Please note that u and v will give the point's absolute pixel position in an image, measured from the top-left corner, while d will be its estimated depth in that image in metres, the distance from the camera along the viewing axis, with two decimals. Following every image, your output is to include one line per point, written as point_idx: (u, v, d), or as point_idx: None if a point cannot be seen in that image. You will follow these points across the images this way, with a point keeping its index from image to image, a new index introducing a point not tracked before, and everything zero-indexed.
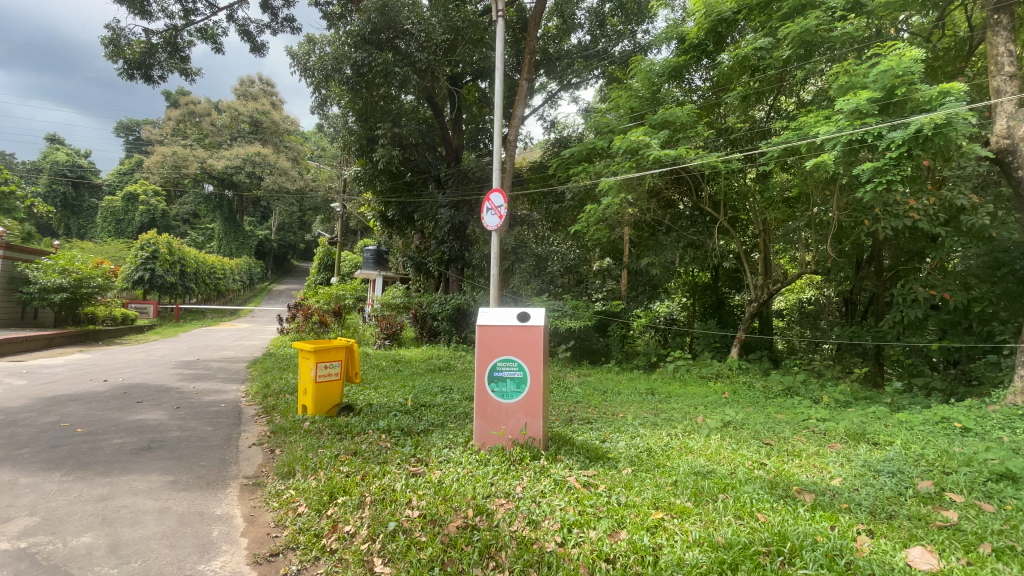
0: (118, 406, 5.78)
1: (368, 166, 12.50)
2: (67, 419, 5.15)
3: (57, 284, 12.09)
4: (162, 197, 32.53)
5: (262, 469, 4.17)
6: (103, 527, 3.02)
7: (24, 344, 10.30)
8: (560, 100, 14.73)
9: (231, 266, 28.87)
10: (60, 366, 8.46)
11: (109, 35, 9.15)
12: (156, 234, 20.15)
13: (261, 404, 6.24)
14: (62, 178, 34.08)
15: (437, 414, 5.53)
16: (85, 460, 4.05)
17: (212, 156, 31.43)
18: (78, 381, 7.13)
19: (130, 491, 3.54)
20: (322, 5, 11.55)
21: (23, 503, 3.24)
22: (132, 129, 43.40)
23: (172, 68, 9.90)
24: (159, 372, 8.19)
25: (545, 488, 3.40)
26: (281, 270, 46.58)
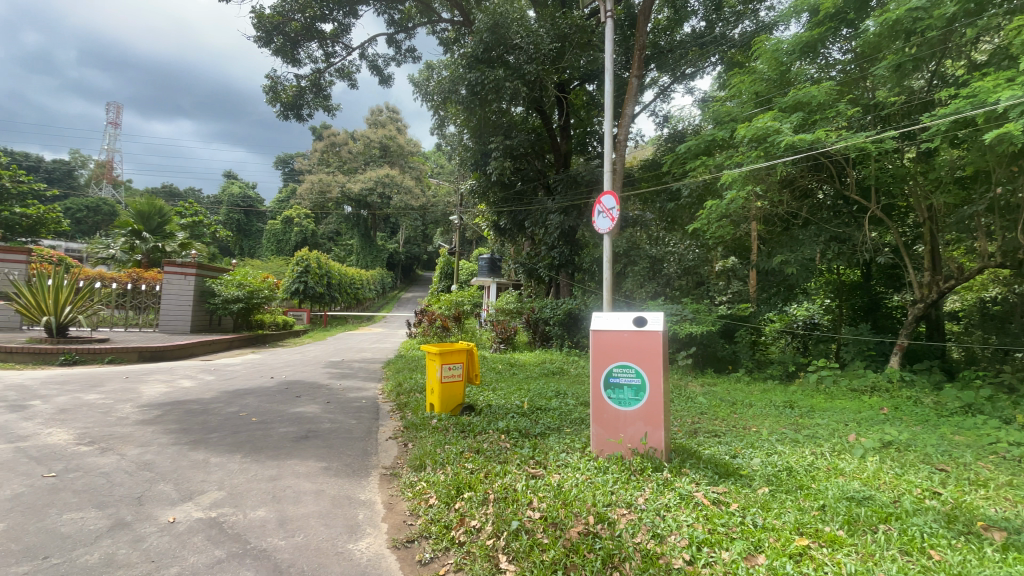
0: (282, 400, 6.74)
1: (482, 179, 13.11)
2: (245, 409, 6.13)
3: (235, 296, 14.49)
4: (311, 219, 37.45)
5: (397, 461, 4.57)
6: (273, 503, 3.53)
7: (213, 346, 12.50)
8: (673, 93, 14.10)
9: (367, 278, 32.18)
10: (239, 364, 10.11)
11: (270, 84, 10.74)
12: (308, 251, 23.25)
13: (395, 402, 6.83)
14: (237, 208, 41.05)
15: (553, 418, 5.57)
16: (259, 446, 4.78)
17: (349, 180, 35.40)
18: (252, 377, 8.46)
19: (293, 473, 4.11)
20: (438, 33, 12.46)
21: (214, 479, 3.91)
22: (288, 163, 50.75)
23: (317, 106, 11.33)
24: (313, 371, 9.40)
25: (669, 501, 3.23)
26: (407, 279, 50.73)
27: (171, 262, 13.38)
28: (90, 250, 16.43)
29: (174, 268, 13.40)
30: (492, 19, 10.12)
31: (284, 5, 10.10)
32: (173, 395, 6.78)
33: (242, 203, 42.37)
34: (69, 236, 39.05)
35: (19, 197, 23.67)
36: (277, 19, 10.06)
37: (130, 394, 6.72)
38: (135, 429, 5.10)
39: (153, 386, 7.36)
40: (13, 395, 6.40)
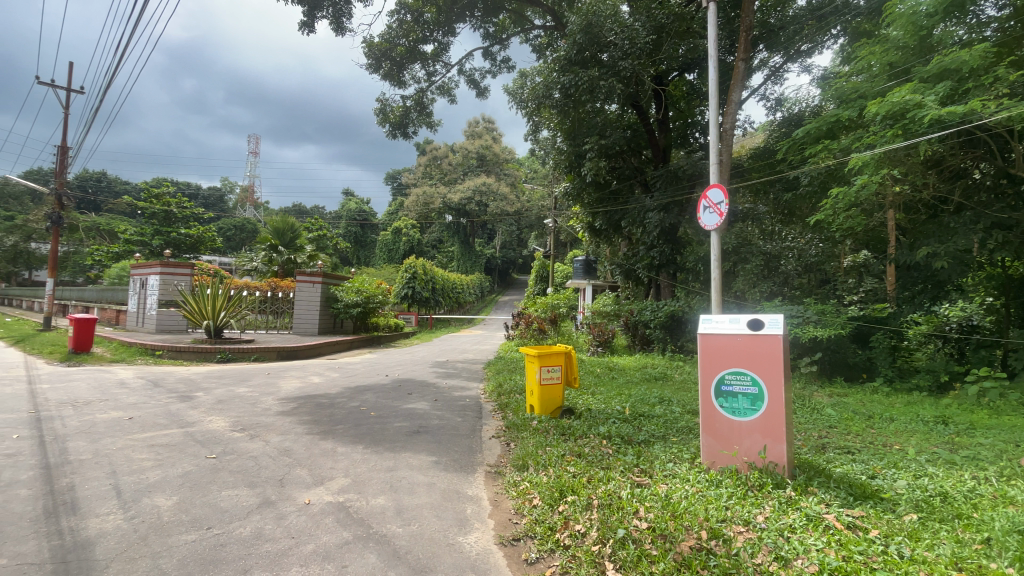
0: (396, 396, 7.27)
1: (577, 181, 13.02)
2: (364, 404, 6.72)
3: (354, 301, 15.95)
4: (416, 228, 40.02)
5: (501, 460, 4.71)
6: (391, 493, 3.82)
7: (336, 346, 13.86)
8: (785, 73, 12.93)
9: (467, 282, 33.60)
10: (358, 363, 11.08)
11: (380, 106, 11.66)
12: (414, 259, 24.89)
13: (497, 402, 7.02)
14: (353, 222, 45.18)
15: (658, 426, 5.35)
16: (377, 438, 5.20)
17: (450, 191, 37.29)
18: (369, 375, 9.23)
19: (407, 466, 4.41)
20: (531, 40, 12.67)
21: (341, 467, 4.34)
22: (395, 178, 54.81)
23: (421, 123, 12.07)
24: (421, 370, 10.02)
25: (794, 522, 2.94)
26: (504, 283, 52.07)
27: (302, 272, 15.06)
28: (239, 263, 19.10)
29: (304, 277, 15.10)
30: (585, 19, 9.99)
31: (390, 32, 10.92)
32: (305, 390, 7.62)
33: (357, 217, 46.51)
34: (222, 252, 45.83)
35: (185, 221, 28.28)
36: (385, 45, 10.92)
37: (272, 388, 7.69)
38: (276, 419, 5.82)
39: (289, 382, 8.35)
40: (184, 387, 7.63)
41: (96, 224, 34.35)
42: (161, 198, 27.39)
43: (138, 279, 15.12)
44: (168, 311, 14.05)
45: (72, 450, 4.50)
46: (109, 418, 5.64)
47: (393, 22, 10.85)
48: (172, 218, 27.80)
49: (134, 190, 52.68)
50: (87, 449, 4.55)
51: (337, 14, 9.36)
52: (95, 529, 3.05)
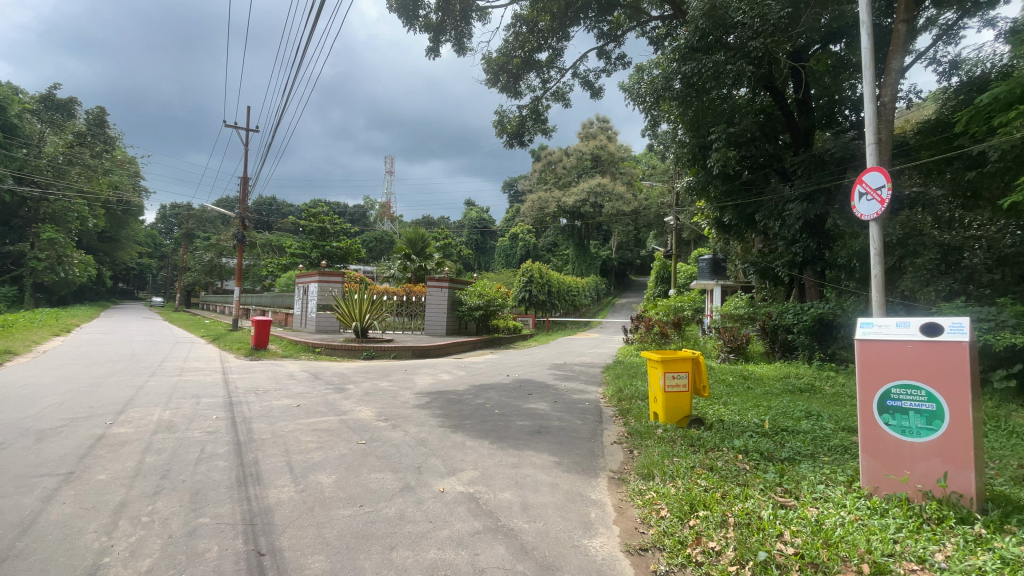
0: (517, 396, 7.51)
1: (702, 174, 12.02)
2: (488, 402, 7.05)
3: (476, 304, 16.82)
4: (533, 233, 40.99)
5: (624, 466, 4.61)
6: (517, 489, 3.96)
7: (462, 347, 14.74)
8: (962, 30, 10.77)
9: (583, 285, 33.49)
10: (482, 363, 11.67)
11: (499, 118, 12.12)
12: (531, 263, 25.45)
13: (618, 407, 6.88)
14: (474, 229, 47.75)
15: (804, 443, 4.78)
16: (502, 435, 5.43)
17: (564, 195, 37.24)
18: (492, 375, 9.66)
19: (531, 464, 4.53)
20: (648, 32, 12.21)
21: (470, 459, 4.61)
22: (512, 185, 56.70)
23: (537, 130, 12.32)
24: (540, 371, 10.21)
25: (986, 564, 2.43)
26: (621, 285, 50.85)
27: (432, 277, 16.31)
28: (379, 271, 21.32)
29: (434, 282, 16.32)
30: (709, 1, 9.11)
31: (507, 46, 11.34)
32: (436, 386, 8.23)
33: (477, 225, 49.02)
34: (364, 262, 51.60)
35: (336, 235, 32.43)
36: (502, 59, 11.37)
37: (407, 383, 8.45)
38: (413, 412, 6.38)
39: (422, 378, 9.10)
40: (338, 380, 8.73)
41: (269, 241, 40.95)
42: (316, 216, 31.74)
43: (301, 287, 17.68)
44: (323, 314, 16.20)
45: (255, 430, 5.40)
46: (282, 405, 6.68)
47: (510, 36, 11.26)
48: (326, 233, 32.08)
49: (297, 211, 61.78)
50: (266, 430, 5.44)
51: (458, 36, 10.00)
52: (274, 498, 3.62)
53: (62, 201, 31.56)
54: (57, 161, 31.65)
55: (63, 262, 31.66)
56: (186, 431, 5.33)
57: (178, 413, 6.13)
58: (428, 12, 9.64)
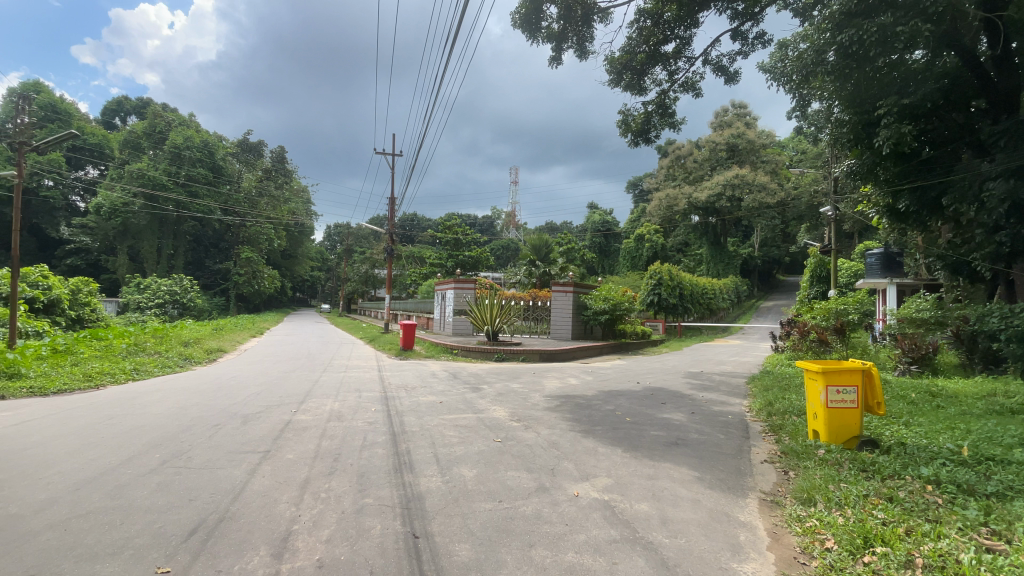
0: (650, 405, 7.22)
1: (867, 155, 9.52)
2: (620, 409, 6.89)
3: (602, 308, 16.55)
4: (661, 233, 39.24)
5: (778, 488, 4.16)
6: (654, 501, 3.81)
7: (590, 352, 14.64)
8: None
9: (720, 287, 31.02)
10: (611, 368, 11.47)
11: (621, 116, 10.71)
12: (660, 264, 24.23)
13: (768, 422, 6.22)
14: (599, 232, 47.28)
15: (1022, 476, 3.82)
16: (636, 444, 5.27)
17: (695, 190, 34.62)
18: (622, 381, 9.42)
19: (669, 477, 4.33)
20: (793, 3, 10.91)
21: (603, 466, 4.56)
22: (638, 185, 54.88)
23: (664, 126, 10.70)
24: (675, 379, 9.68)
25: None
26: (764, 286, 46.04)
27: (557, 282, 16.49)
28: (506, 277, 22.19)
29: (558, 287, 16.50)
30: None
31: (631, 43, 11.06)
32: (565, 390, 8.31)
33: (602, 228, 48.38)
34: (493, 269, 54.29)
35: (468, 245, 34.65)
36: (626, 57, 11.11)
37: (537, 386, 8.65)
38: (544, 414, 6.52)
39: (551, 381, 9.25)
40: (473, 380, 9.28)
41: (411, 252, 45.27)
42: (451, 228, 34.20)
43: (439, 294, 19.18)
44: (459, 318, 17.36)
45: (406, 423, 6.00)
46: (427, 401, 7.32)
47: (633, 32, 10.96)
48: (459, 244, 34.53)
49: (433, 224, 67.35)
50: (415, 423, 6.00)
51: (581, 41, 10.04)
52: (424, 486, 3.99)
53: (256, 226, 38.56)
54: (251, 194, 38.82)
55: (257, 276, 38.61)
56: (351, 420, 6.13)
57: (344, 404, 7.08)
58: (550, 22, 9.83)
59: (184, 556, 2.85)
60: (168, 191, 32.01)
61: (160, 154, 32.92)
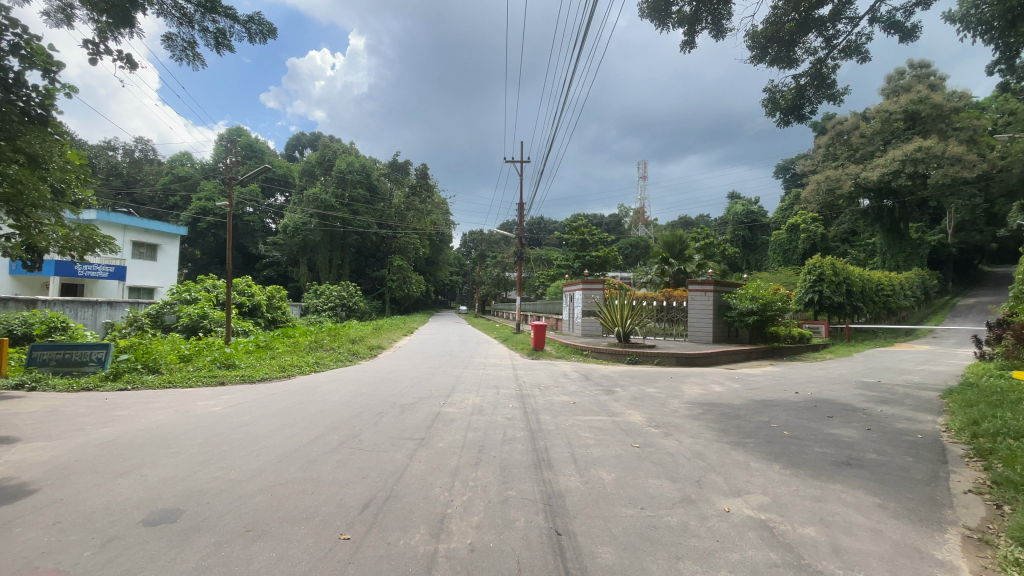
0: (813, 418, 6.37)
1: None
2: (775, 421, 6.20)
3: (749, 309, 14.97)
4: (818, 221, 34.49)
5: (991, 526, 3.38)
6: (822, 526, 3.36)
7: (735, 357, 13.45)
8: None
9: (900, 282, 26.16)
10: (760, 375, 10.41)
11: (767, 94, 9.62)
12: (820, 258, 21.20)
13: (974, 446, 5.07)
14: (742, 225, 43.24)
15: None
16: (796, 461, 4.71)
17: (865, 168, 29.23)
18: (776, 390, 8.46)
19: (840, 500, 3.78)
20: None
21: (757, 482, 4.16)
22: (788, 169, 48.87)
23: (822, 99, 9.34)
24: (843, 391, 8.40)
25: None
26: (960, 280, 37.84)
27: (694, 281, 15.49)
28: (637, 277, 21.43)
29: (697, 286, 15.47)
30: None
31: (777, 12, 9.63)
32: (708, 397, 7.76)
33: (745, 219, 44.10)
34: (623, 268, 53.03)
35: (596, 245, 34.25)
36: (771, 29, 9.69)
37: (676, 392, 8.20)
38: (686, 422, 6.17)
39: (691, 387, 8.70)
40: (607, 383, 9.13)
41: (540, 256, 46.28)
42: (578, 229, 34.12)
43: (568, 295, 19.27)
44: (590, 319, 17.27)
45: (543, 421, 6.15)
46: (561, 401, 7.41)
47: (779, 1, 9.55)
48: (587, 244, 34.32)
49: (561, 226, 68.05)
50: (552, 422, 6.12)
51: (716, 20, 9.31)
52: (564, 485, 4.05)
53: (405, 237, 42.84)
54: (400, 209, 43.32)
55: (406, 281, 43.01)
56: (492, 415, 6.48)
57: (485, 400, 7.51)
58: (681, 5, 9.28)
59: (361, 526, 3.29)
60: (336, 211, 37.31)
61: (329, 180, 38.47)
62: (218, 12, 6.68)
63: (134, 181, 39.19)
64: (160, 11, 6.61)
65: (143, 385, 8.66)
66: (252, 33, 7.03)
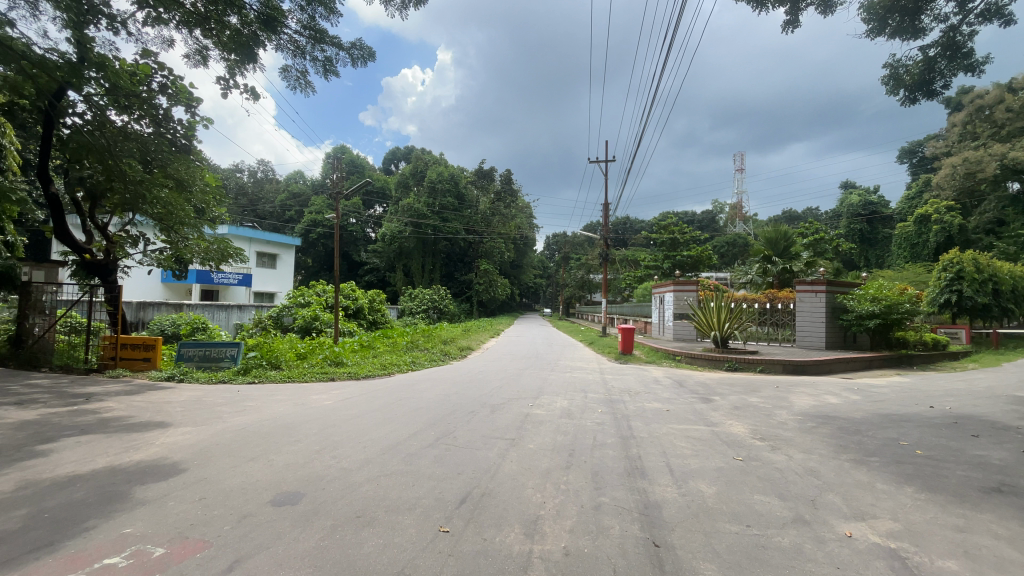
0: (954, 437, 5.52)
1: None
2: (904, 439, 5.47)
3: (870, 312, 13.24)
4: (955, 210, 29.97)
5: None
6: (969, 561, 2.90)
7: (852, 365, 12.07)
8: None
9: None
10: (884, 386, 9.25)
11: (887, 70, 8.51)
12: (959, 252, 18.39)
13: None
14: (858, 218, 38.81)
15: None
16: (933, 484, 4.11)
17: (1012, 147, 22.81)
18: (905, 404, 7.45)
19: (992, 533, 3.24)
20: None
21: (884, 506, 3.69)
22: (914, 152, 43.01)
23: (957, 70, 8.09)
24: (993, 406, 7.18)
25: None
26: None
27: (802, 281, 14.22)
28: (735, 277, 20.09)
29: (805, 286, 14.16)
30: None
31: None
32: (821, 409, 7.04)
33: (861, 211, 39.54)
34: (718, 268, 49.96)
35: (687, 244, 32.67)
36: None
37: (783, 402, 7.54)
38: (796, 435, 5.65)
39: (800, 397, 7.95)
40: (704, 390, 8.64)
41: (626, 256, 45.13)
42: (667, 228, 32.73)
43: (658, 297, 18.58)
44: (683, 323, 16.50)
45: (635, 428, 5.97)
46: (654, 408, 7.15)
47: None
48: (677, 243, 32.82)
49: (648, 225, 65.84)
50: (644, 429, 5.93)
51: None
52: (660, 495, 3.90)
53: (490, 242, 44.36)
54: (486, 214, 44.59)
55: (493, 284, 44.14)
56: (581, 420, 6.42)
57: (574, 403, 7.47)
58: None
59: (459, 521, 3.42)
60: (427, 219, 39.30)
61: (421, 190, 40.66)
62: (326, 41, 7.36)
63: (257, 199, 44.36)
64: (278, 46, 7.42)
65: (268, 379, 9.76)
66: (354, 58, 7.64)
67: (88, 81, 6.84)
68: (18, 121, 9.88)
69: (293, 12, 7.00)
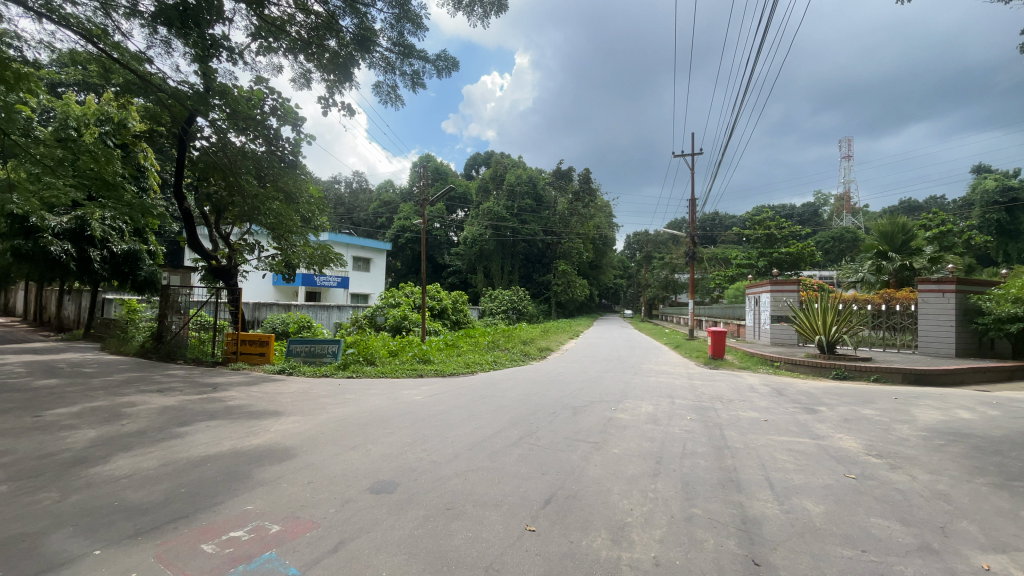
0: None
1: None
2: None
3: (1012, 314, 11.26)
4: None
5: None
6: None
7: (990, 375, 10.45)
8: None
9: None
10: None
11: None
12: None
13: None
14: (996, 205, 33.51)
15: None
16: None
17: None
18: None
19: None
20: None
21: None
22: None
23: None
24: None
25: None
26: None
27: (925, 281, 12.54)
28: (842, 275, 18.19)
29: (929, 286, 12.47)
30: None
31: None
32: (951, 425, 6.17)
33: (1000, 199, 34.17)
34: (821, 265, 45.54)
35: (785, 241, 30.22)
36: None
37: (903, 416, 6.72)
38: (920, 453, 5.00)
39: (924, 410, 7.03)
40: (807, 400, 7.93)
41: (714, 255, 42.71)
42: (761, 224, 30.46)
43: (753, 298, 17.36)
44: (780, 326, 15.28)
45: (728, 438, 5.63)
46: (749, 417, 6.69)
47: None
48: (773, 240, 30.44)
49: (739, 221, 61.78)
50: (739, 439, 5.57)
51: None
52: (759, 510, 3.64)
53: (569, 243, 44.11)
54: (564, 215, 44.46)
55: (571, 285, 43.90)
56: (669, 426, 6.17)
57: (660, 409, 7.20)
58: None
59: (545, 520, 3.44)
60: (506, 221, 40.00)
61: (501, 193, 41.48)
62: (413, 56, 7.78)
63: (353, 208, 47.88)
64: (371, 64, 7.97)
65: (363, 374, 10.50)
66: (439, 69, 7.99)
67: (212, 107, 7.74)
68: (157, 146, 11.44)
69: (384, 30, 7.47)
